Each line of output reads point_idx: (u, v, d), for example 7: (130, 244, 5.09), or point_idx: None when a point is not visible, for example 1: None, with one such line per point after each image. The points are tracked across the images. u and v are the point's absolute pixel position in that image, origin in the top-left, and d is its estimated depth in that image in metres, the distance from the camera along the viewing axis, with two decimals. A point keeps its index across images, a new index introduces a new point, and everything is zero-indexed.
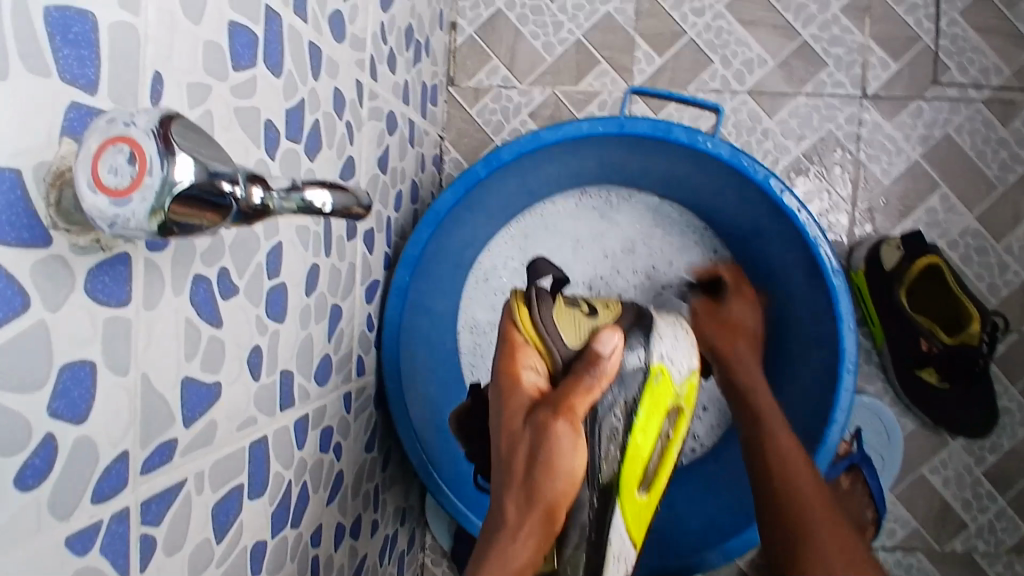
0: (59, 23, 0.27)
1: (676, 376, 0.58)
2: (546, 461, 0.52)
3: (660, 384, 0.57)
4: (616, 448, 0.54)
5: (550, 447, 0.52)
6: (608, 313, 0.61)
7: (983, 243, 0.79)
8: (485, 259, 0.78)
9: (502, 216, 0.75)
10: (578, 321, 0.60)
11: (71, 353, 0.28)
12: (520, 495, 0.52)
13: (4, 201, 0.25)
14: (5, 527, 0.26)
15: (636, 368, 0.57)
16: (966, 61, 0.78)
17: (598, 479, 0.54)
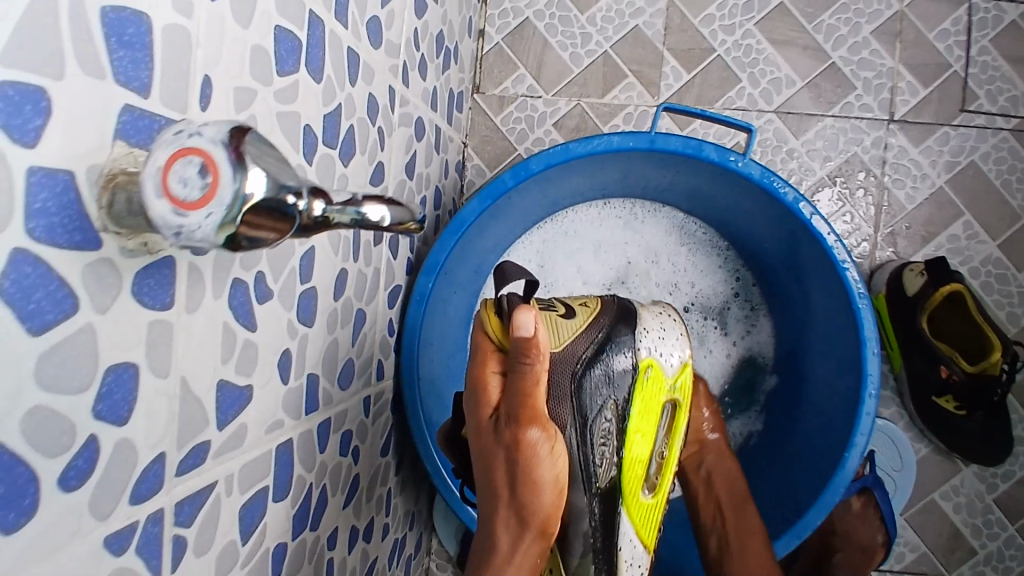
0: (115, 24, 0.26)
1: (667, 371, 0.52)
2: (527, 476, 0.44)
3: (651, 380, 0.52)
4: (610, 452, 0.50)
5: (531, 466, 0.44)
6: (585, 312, 0.52)
7: (1005, 272, 0.78)
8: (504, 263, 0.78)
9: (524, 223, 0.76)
10: (555, 322, 0.50)
11: (116, 355, 0.28)
12: (509, 516, 0.44)
13: (58, 202, 0.25)
14: (50, 526, 0.26)
15: (625, 369, 0.50)
16: (996, 89, 0.78)
17: (595, 485, 0.50)
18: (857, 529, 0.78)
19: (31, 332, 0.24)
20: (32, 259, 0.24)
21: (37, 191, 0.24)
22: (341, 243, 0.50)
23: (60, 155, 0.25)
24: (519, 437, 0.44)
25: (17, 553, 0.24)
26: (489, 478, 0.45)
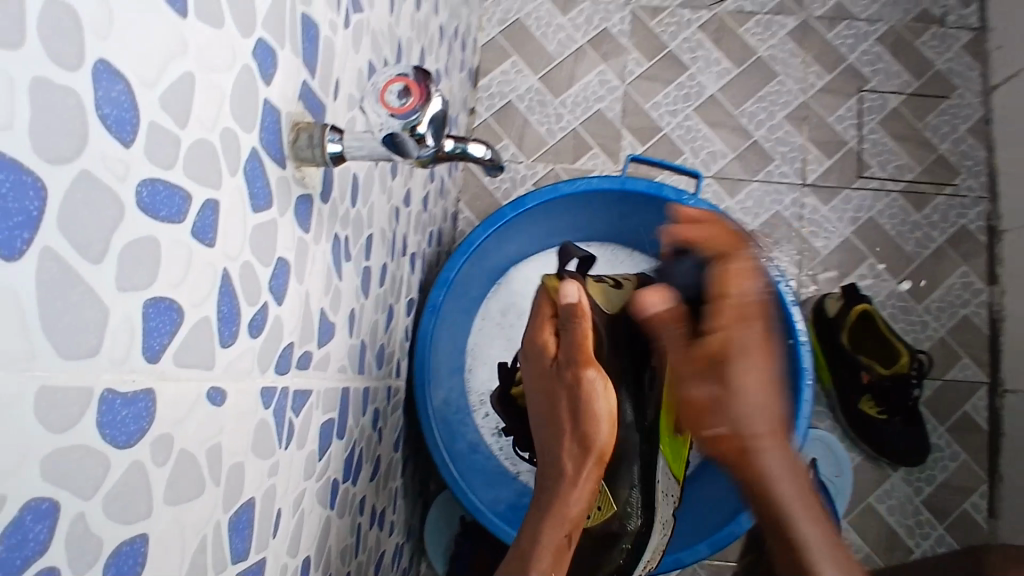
0: (305, 25, 0.40)
1: None
2: (585, 410, 0.62)
3: None
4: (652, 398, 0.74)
5: (586, 398, 0.62)
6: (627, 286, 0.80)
7: (907, 304, 0.96)
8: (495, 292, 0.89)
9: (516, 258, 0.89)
10: (606, 292, 0.79)
11: (282, 251, 0.39)
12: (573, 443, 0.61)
13: (270, 127, 0.36)
14: (242, 358, 0.35)
15: None
16: (884, 160, 0.99)
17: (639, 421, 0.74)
18: None
19: (254, 211, 0.35)
20: (259, 160, 0.35)
21: (266, 118, 0.35)
22: (386, 241, 0.62)
23: (278, 99, 0.37)
24: (579, 377, 0.62)
25: (226, 364, 0.33)
26: (554, 415, 0.63)
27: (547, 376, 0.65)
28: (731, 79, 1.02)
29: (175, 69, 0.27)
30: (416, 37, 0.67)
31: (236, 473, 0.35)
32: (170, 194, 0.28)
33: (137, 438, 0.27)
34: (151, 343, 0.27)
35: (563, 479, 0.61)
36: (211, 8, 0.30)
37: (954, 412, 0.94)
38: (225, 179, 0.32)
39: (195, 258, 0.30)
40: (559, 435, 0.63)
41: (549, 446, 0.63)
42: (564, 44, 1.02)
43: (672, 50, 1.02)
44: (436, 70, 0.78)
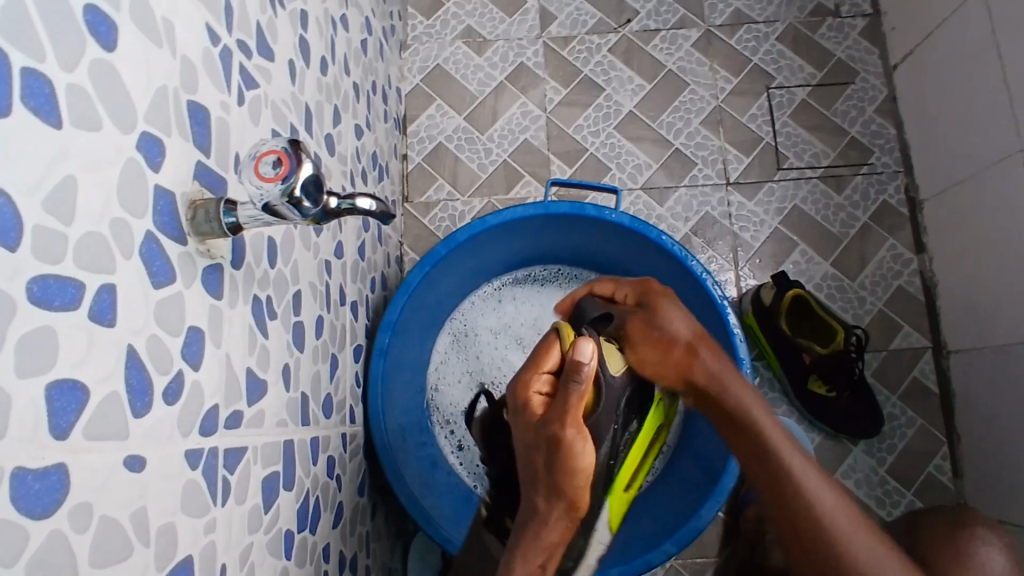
0: (192, 111, 0.43)
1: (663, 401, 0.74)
2: (564, 464, 0.58)
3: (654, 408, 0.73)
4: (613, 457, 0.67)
5: (564, 457, 0.57)
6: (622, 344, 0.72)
7: (842, 283, 1.00)
8: (443, 338, 0.94)
9: (462, 289, 0.92)
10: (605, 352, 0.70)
11: (192, 321, 0.41)
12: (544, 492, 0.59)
13: (165, 211, 0.39)
14: (155, 427, 0.37)
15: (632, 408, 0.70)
16: (800, 150, 1.04)
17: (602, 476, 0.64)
18: None
19: (154, 287, 0.38)
20: (155, 241, 0.38)
21: (158, 202, 0.39)
22: (318, 294, 0.65)
23: (169, 182, 0.40)
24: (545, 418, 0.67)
25: (142, 433, 0.36)
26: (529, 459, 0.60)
27: (529, 444, 0.61)
28: (646, 94, 1.07)
29: (59, 172, 0.31)
30: (327, 99, 0.71)
31: (166, 533, 0.38)
32: (64, 285, 0.31)
33: (53, 509, 0.29)
34: (59, 422, 0.30)
35: (538, 518, 0.59)
36: (87, 116, 0.33)
37: (903, 380, 0.97)
38: (120, 263, 0.35)
39: (97, 338, 0.33)
40: (532, 483, 0.60)
41: (527, 487, 0.61)
42: (484, 82, 1.07)
43: (587, 75, 1.08)
44: (356, 126, 0.82)
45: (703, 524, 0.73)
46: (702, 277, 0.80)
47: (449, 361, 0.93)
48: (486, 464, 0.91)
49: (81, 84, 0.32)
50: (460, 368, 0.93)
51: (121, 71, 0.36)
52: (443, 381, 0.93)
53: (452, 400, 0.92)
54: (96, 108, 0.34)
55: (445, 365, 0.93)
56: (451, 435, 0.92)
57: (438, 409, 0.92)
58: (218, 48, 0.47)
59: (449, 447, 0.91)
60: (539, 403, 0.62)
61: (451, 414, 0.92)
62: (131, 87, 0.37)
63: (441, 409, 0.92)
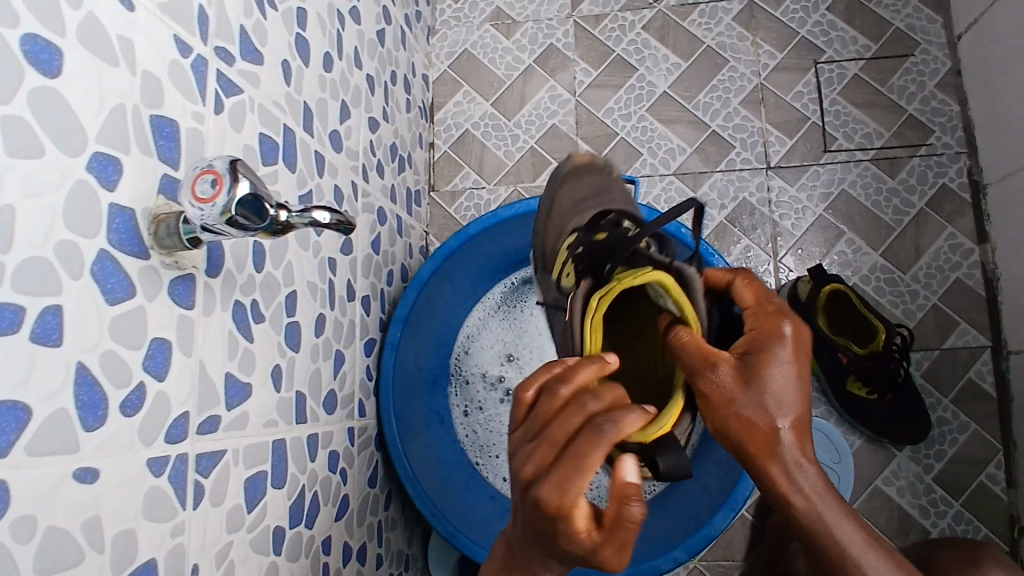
0: (158, 125, 0.44)
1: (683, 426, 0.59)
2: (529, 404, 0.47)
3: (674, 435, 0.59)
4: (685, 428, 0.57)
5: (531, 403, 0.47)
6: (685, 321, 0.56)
7: (892, 275, 0.93)
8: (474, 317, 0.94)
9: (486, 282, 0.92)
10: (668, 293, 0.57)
11: (157, 333, 0.43)
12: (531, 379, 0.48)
13: (123, 227, 0.40)
14: (111, 438, 0.39)
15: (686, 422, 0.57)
16: (850, 131, 0.97)
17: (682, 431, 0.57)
18: None
19: (109, 303, 0.39)
20: (110, 258, 0.39)
21: (114, 219, 0.40)
22: (318, 294, 0.66)
23: (128, 199, 0.41)
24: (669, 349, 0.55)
25: (96, 445, 0.38)
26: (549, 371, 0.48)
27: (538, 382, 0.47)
28: (682, 73, 1.01)
29: None
30: (332, 96, 0.71)
31: (125, 538, 0.40)
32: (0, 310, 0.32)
33: None
34: None
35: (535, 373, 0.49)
36: (26, 144, 0.34)
37: (957, 382, 0.90)
38: (66, 284, 0.36)
39: (39, 357, 0.34)
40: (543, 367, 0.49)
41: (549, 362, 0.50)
42: (511, 66, 1.05)
43: (619, 54, 1.03)
44: (370, 119, 0.82)
45: (713, 533, 0.72)
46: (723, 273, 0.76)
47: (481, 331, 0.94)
48: (486, 436, 0.91)
49: (17, 113, 0.34)
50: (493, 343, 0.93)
51: (69, 98, 0.37)
52: (472, 350, 0.93)
53: (472, 378, 0.93)
54: (37, 135, 0.35)
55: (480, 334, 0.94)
56: (461, 407, 0.91)
57: (456, 376, 0.92)
58: (191, 58, 0.47)
59: (456, 413, 0.91)
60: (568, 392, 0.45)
61: (467, 382, 0.92)
62: (79, 108, 0.37)
63: (461, 389, 0.92)
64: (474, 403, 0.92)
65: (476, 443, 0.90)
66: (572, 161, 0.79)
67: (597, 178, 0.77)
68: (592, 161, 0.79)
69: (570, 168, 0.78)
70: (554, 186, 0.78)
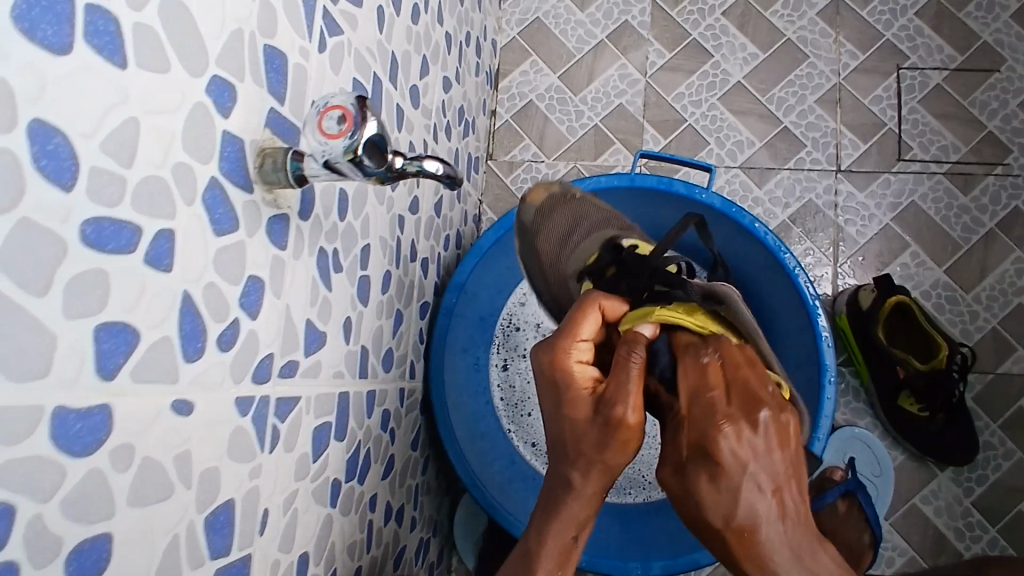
0: (269, 57, 0.42)
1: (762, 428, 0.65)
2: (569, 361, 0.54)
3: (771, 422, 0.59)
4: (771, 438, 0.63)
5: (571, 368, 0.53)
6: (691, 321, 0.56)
7: (954, 293, 0.91)
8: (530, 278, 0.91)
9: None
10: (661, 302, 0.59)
11: (253, 271, 0.41)
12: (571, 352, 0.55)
13: (233, 157, 0.39)
14: (206, 373, 0.38)
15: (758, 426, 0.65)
16: (927, 141, 0.95)
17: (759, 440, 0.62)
18: (844, 529, 0.82)
19: (216, 234, 0.38)
20: (219, 188, 0.38)
21: (225, 147, 0.38)
22: (388, 250, 0.64)
23: (238, 128, 0.39)
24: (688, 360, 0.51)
25: (192, 378, 0.37)
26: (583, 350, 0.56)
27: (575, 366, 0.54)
28: (759, 64, 0.98)
29: (118, 115, 0.31)
30: (416, 49, 0.69)
31: (210, 477, 0.39)
32: (119, 228, 0.31)
33: (93, 448, 0.31)
34: (104, 364, 0.31)
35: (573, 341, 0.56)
36: (155, 57, 0.33)
37: (1007, 407, 0.88)
38: (180, 209, 0.35)
39: (150, 283, 0.33)
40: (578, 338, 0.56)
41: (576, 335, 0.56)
42: (583, 40, 1.02)
43: (695, 38, 1.00)
44: (445, 78, 0.80)
45: None
46: (794, 273, 0.75)
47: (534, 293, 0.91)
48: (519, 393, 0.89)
49: (149, 23, 0.32)
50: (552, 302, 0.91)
51: (196, 15, 0.35)
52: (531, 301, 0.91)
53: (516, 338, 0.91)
54: (164, 49, 0.33)
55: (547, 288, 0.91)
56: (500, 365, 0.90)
57: (506, 327, 0.91)
58: None
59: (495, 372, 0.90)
60: (584, 380, 0.53)
61: (517, 329, 0.91)
62: (203, 27, 0.36)
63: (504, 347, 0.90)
64: (512, 359, 0.90)
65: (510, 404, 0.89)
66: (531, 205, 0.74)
67: (570, 210, 0.75)
68: (554, 190, 0.75)
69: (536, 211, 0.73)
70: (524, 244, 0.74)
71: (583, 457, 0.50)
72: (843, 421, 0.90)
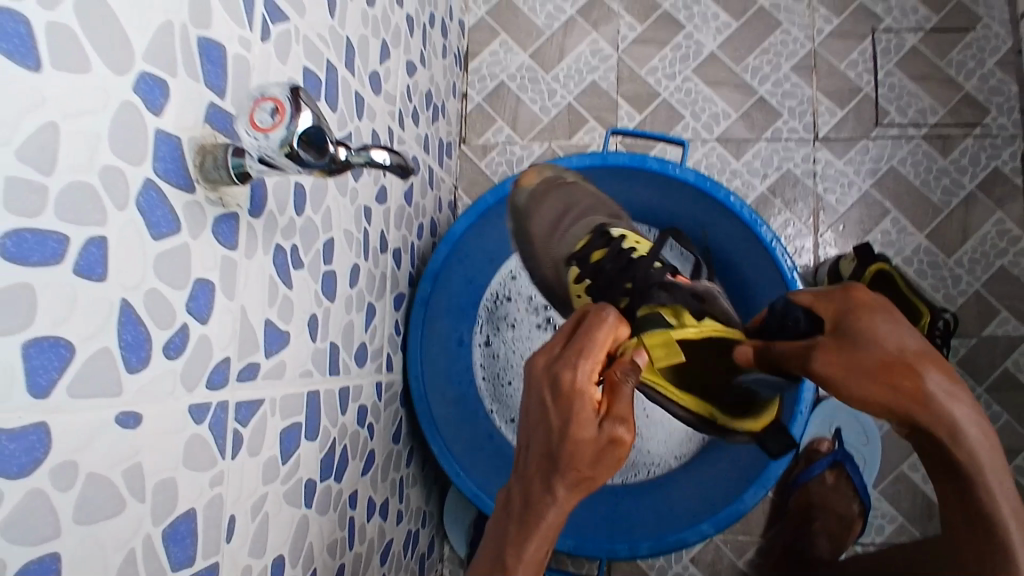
0: (206, 49, 0.40)
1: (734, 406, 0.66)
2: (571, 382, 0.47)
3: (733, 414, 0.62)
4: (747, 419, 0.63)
5: (575, 387, 0.47)
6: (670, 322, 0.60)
7: (936, 258, 0.90)
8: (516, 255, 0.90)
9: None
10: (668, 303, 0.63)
11: (200, 274, 0.40)
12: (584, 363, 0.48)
13: (169, 156, 0.37)
14: (154, 382, 0.37)
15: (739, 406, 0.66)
16: (904, 104, 0.93)
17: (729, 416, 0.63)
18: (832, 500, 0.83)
19: (153, 239, 0.36)
20: (155, 190, 0.36)
21: (160, 147, 0.36)
22: (354, 243, 0.63)
23: (174, 126, 0.38)
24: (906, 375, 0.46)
25: (137, 389, 0.35)
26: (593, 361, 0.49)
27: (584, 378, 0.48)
28: (731, 33, 0.96)
29: (33, 120, 0.29)
30: (374, 33, 0.67)
31: (165, 488, 0.38)
32: (43, 239, 0.30)
33: (30, 468, 0.29)
34: (36, 381, 0.29)
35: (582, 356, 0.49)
36: (72, 56, 0.31)
37: (992, 371, 0.88)
38: (111, 214, 0.33)
39: (84, 292, 0.32)
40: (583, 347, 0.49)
41: (584, 344, 0.49)
42: (552, 16, 1.00)
43: (666, 9, 0.98)
44: (408, 62, 0.78)
45: (745, 508, 0.71)
46: (770, 245, 0.74)
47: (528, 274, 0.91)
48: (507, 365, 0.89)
49: (63, 21, 0.30)
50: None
51: (115, 7, 0.33)
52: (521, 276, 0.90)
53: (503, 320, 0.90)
54: (85, 50, 0.31)
55: None
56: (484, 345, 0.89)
57: (491, 305, 0.90)
58: None
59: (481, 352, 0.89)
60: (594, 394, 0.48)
61: (506, 301, 0.90)
62: (126, 21, 0.34)
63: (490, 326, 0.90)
64: (496, 335, 0.90)
65: (496, 378, 0.89)
66: (526, 186, 0.74)
67: (562, 190, 0.75)
68: (547, 174, 0.75)
69: (529, 194, 0.74)
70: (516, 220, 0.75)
71: (574, 472, 0.48)
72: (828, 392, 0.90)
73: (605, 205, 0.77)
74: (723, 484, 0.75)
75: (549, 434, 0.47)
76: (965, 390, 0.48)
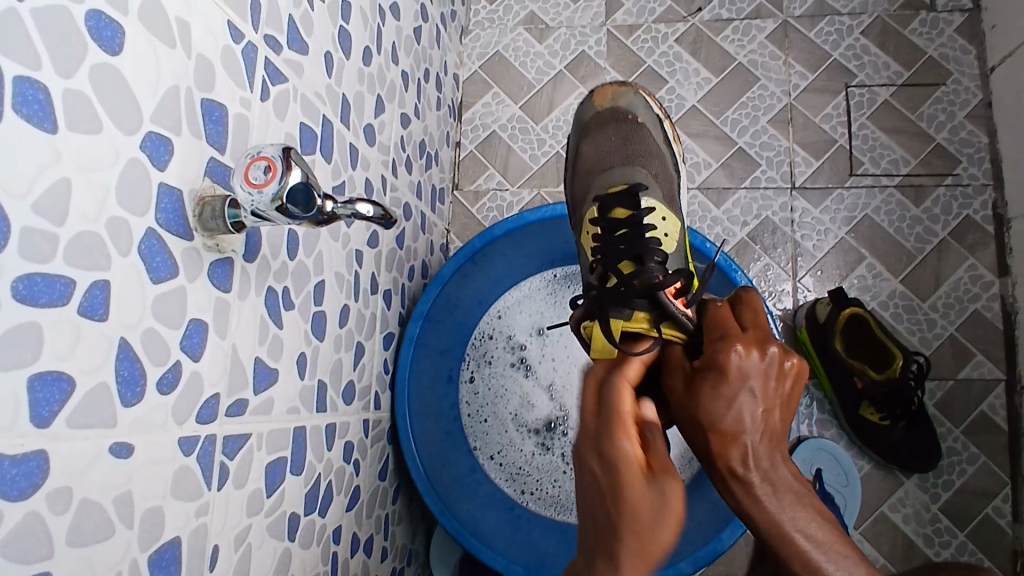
0: (208, 110, 0.44)
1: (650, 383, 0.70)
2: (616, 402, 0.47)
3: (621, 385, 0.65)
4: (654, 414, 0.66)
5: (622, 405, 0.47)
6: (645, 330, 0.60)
7: (911, 302, 0.93)
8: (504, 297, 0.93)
9: (518, 273, 0.92)
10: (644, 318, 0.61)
11: (195, 315, 0.43)
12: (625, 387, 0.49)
13: (171, 207, 0.41)
14: (146, 415, 0.39)
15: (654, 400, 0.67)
16: (877, 156, 0.97)
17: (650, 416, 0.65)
18: None
19: (153, 282, 0.39)
20: (156, 237, 0.40)
21: (163, 198, 0.40)
22: (345, 285, 0.66)
23: (176, 179, 0.41)
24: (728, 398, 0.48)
25: (131, 421, 0.38)
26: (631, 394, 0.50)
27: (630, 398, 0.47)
28: (712, 88, 1.02)
29: (48, 177, 0.32)
30: (369, 89, 0.71)
31: (153, 515, 0.40)
32: (51, 282, 0.33)
33: (29, 491, 0.32)
34: (39, 412, 0.32)
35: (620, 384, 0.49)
36: (86, 119, 0.34)
37: (969, 413, 0.90)
38: (114, 260, 0.37)
39: (86, 330, 0.35)
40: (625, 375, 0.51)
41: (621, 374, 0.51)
42: (542, 71, 1.05)
43: (650, 65, 1.03)
44: (403, 115, 0.82)
45: (723, 546, 0.73)
46: (747, 290, 0.77)
47: (515, 315, 0.93)
48: (490, 403, 0.92)
49: (80, 89, 0.34)
50: (525, 319, 0.93)
51: (126, 76, 0.37)
52: (506, 316, 0.94)
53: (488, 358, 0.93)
54: (98, 113, 0.35)
55: (524, 303, 0.94)
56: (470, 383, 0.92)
57: (479, 344, 0.93)
58: (241, 44, 0.47)
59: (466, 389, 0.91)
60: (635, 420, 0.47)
61: (490, 340, 0.93)
62: (136, 87, 0.38)
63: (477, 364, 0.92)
64: (480, 373, 0.92)
65: (479, 414, 0.91)
66: (598, 102, 0.83)
67: (618, 127, 0.79)
68: (617, 112, 0.81)
69: (595, 114, 0.82)
70: (579, 135, 0.83)
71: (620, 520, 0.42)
72: (809, 433, 0.92)
73: (656, 162, 0.77)
74: (703, 524, 0.77)
75: (604, 503, 0.43)
76: (781, 440, 0.50)
